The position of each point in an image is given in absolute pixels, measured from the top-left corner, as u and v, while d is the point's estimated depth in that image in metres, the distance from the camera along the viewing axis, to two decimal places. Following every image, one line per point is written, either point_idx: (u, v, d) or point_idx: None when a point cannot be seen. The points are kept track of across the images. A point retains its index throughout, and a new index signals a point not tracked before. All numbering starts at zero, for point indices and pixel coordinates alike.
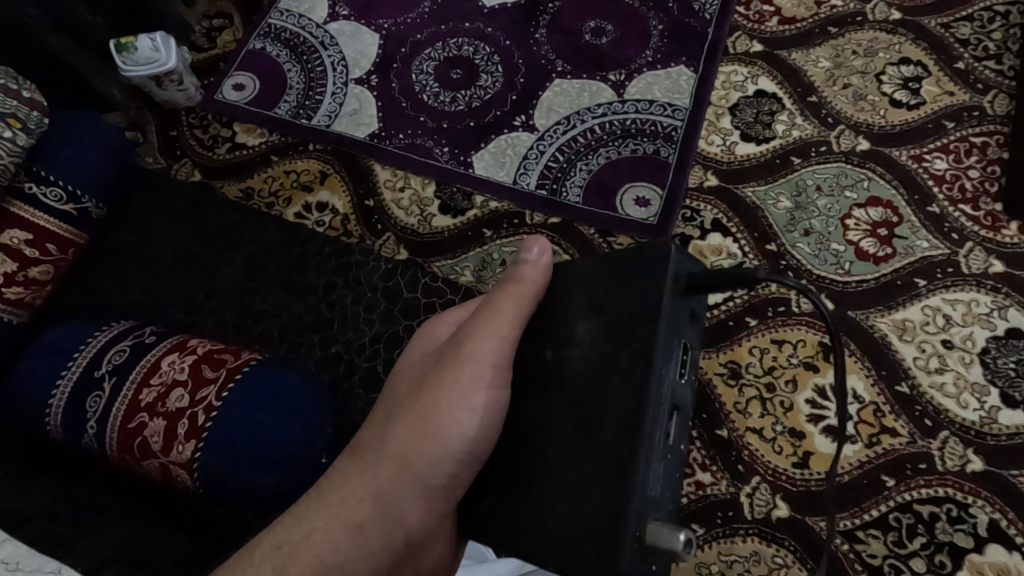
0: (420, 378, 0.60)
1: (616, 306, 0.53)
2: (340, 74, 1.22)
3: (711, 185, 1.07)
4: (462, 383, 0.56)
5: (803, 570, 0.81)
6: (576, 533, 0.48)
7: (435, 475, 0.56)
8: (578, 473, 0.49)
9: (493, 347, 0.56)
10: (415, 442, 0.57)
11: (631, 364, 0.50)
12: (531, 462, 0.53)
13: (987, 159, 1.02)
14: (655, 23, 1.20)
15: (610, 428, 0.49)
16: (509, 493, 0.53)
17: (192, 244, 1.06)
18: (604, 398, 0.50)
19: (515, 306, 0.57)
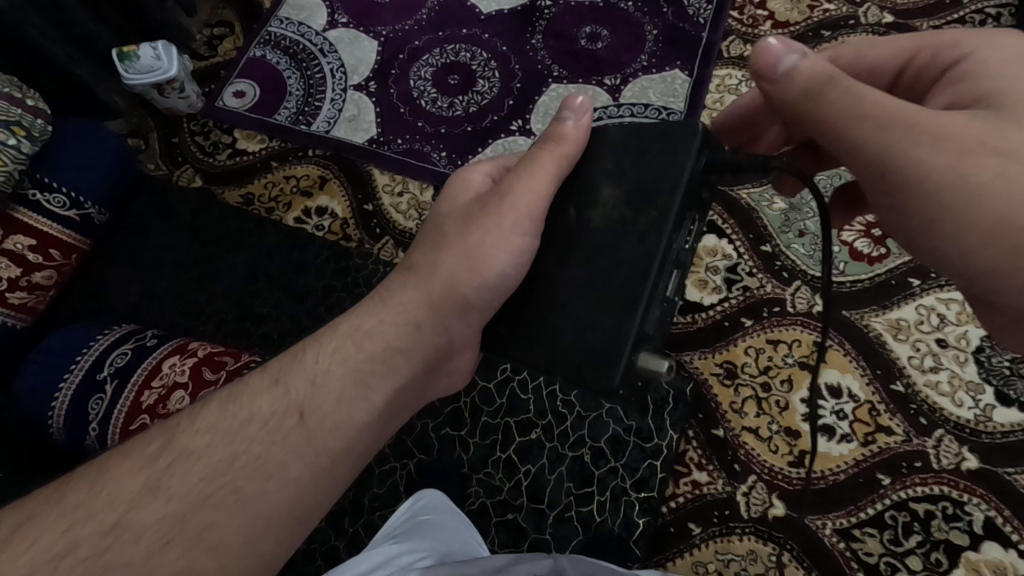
0: (451, 224, 0.59)
1: (642, 171, 0.52)
2: (339, 80, 1.24)
3: None
4: (493, 229, 0.55)
5: (800, 569, 0.82)
6: (576, 362, 0.49)
7: (444, 325, 0.57)
8: (585, 307, 0.50)
9: (523, 199, 0.54)
10: (437, 286, 0.57)
11: (653, 223, 0.50)
12: (538, 299, 0.53)
13: None
14: (650, 27, 1.22)
15: (621, 276, 0.50)
16: (512, 327, 0.54)
17: (193, 249, 1.08)
18: (622, 250, 0.50)
19: (550, 164, 0.54)
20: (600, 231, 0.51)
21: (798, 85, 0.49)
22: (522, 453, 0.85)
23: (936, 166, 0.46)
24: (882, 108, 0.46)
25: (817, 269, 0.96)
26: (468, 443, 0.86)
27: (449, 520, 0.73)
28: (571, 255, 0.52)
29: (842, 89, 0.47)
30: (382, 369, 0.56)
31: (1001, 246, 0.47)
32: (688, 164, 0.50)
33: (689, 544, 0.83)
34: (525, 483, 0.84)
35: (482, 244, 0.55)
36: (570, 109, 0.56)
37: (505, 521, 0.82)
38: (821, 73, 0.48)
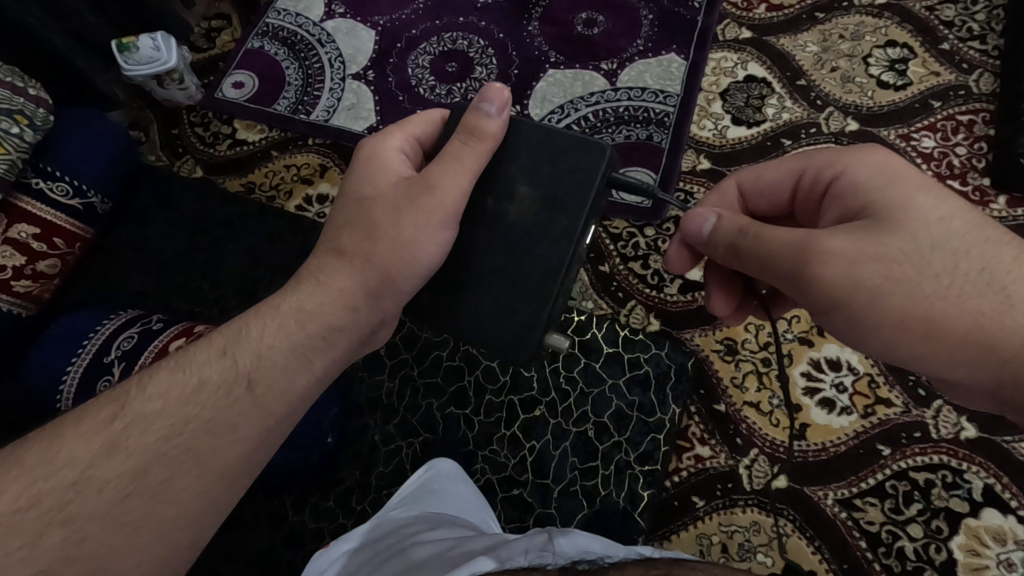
0: (374, 206, 0.59)
1: (555, 180, 0.57)
2: (337, 70, 1.25)
3: (704, 169, 1.09)
4: (421, 220, 0.56)
5: (803, 539, 0.83)
6: (496, 339, 0.57)
7: (375, 305, 0.59)
8: (506, 293, 0.57)
9: (449, 193, 0.56)
10: (366, 272, 0.58)
11: (565, 229, 0.56)
12: (462, 281, 0.59)
13: (974, 136, 1.05)
14: (645, 12, 1.23)
15: (536, 272, 0.56)
16: (441, 303, 0.60)
17: (195, 237, 1.09)
18: (536, 250, 0.57)
19: (474, 160, 0.57)
20: (517, 229, 0.57)
21: (719, 236, 0.54)
22: (527, 430, 0.86)
23: (835, 286, 0.48)
24: (783, 246, 0.50)
25: None
26: (473, 421, 0.87)
27: (462, 489, 0.74)
28: (490, 248, 0.58)
29: (751, 237, 0.52)
30: (322, 344, 0.58)
31: (916, 335, 0.48)
32: (597, 178, 0.56)
33: (692, 517, 0.84)
34: (530, 459, 0.85)
35: (411, 234, 0.57)
36: (491, 103, 0.56)
37: (511, 497, 0.83)
38: (732, 224, 0.53)
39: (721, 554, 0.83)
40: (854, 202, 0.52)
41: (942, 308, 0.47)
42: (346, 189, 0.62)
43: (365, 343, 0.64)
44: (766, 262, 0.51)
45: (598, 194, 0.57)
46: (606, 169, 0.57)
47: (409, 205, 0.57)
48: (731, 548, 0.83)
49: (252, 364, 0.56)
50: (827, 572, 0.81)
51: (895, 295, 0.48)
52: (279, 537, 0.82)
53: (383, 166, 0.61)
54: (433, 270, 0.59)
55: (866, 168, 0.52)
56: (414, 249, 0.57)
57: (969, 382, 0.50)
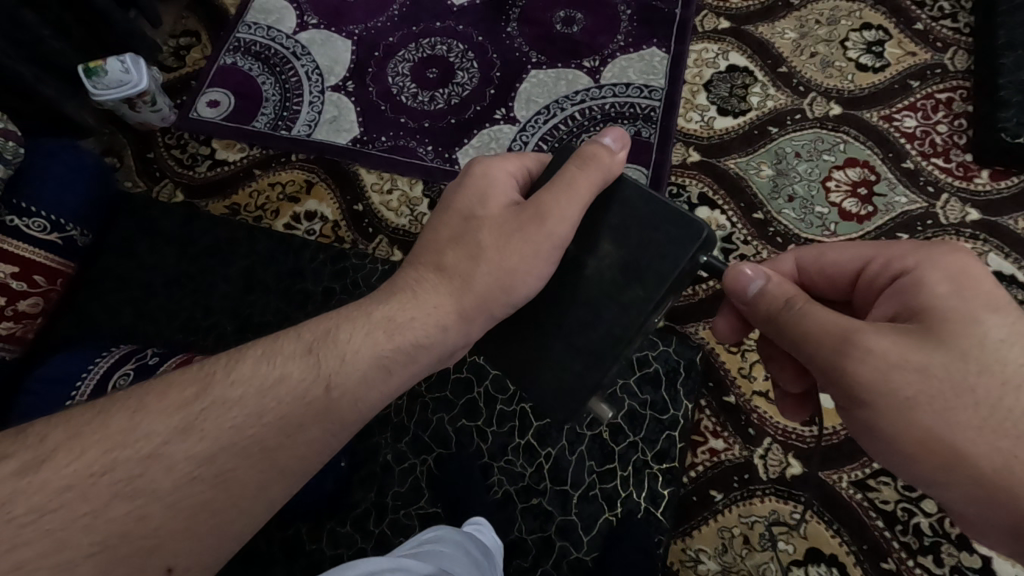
0: (480, 226, 0.56)
1: (640, 246, 0.55)
2: (315, 83, 1.22)
3: (694, 161, 1.09)
4: (529, 249, 0.54)
5: (822, 524, 0.83)
6: (550, 393, 0.56)
7: (465, 331, 0.56)
8: (565, 348, 0.55)
9: (563, 223, 0.53)
10: (463, 295, 0.55)
11: (640, 295, 0.54)
12: (526, 328, 0.57)
13: (953, 113, 1.07)
14: (623, 8, 1.22)
15: (601, 332, 0.54)
16: (503, 344, 0.58)
17: (182, 263, 1.05)
18: (606, 310, 0.55)
19: (587, 190, 0.54)
20: (590, 288, 0.55)
21: (762, 299, 0.53)
22: (541, 437, 0.85)
23: (867, 388, 0.47)
24: (824, 331, 0.48)
25: (810, 232, 1.01)
26: (485, 432, 0.86)
27: (445, 542, 0.68)
28: (555, 297, 0.56)
29: (794, 311, 0.50)
30: (403, 361, 0.55)
31: (938, 458, 0.46)
32: (688, 249, 0.54)
33: (712, 511, 0.85)
34: (547, 466, 0.84)
35: (516, 263, 0.54)
36: (611, 139, 0.55)
37: (531, 506, 0.82)
38: (782, 290, 0.52)
39: (744, 545, 0.83)
40: (911, 301, 0.49)
41: (969, 433, 0.45)
42: (450, 203, 0.59)
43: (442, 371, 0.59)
44: (801, 341, 0.50)
45: (688, 264, 0.54)
46: (696, 247, 0.54)
47: (516, 231, 0.54)
48: (753, 539, 0.83)
49: (337, 367, 0.52)
50: (849, 556, 0.82)
51: (929, 405, 0.46)
52: (298, 568, 0.80)
53: (494, 182, 0.58)
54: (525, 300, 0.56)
55: (938, 272, 0.48)
56: (517, 278, 0.54)
57: (985, 524, 0.47)
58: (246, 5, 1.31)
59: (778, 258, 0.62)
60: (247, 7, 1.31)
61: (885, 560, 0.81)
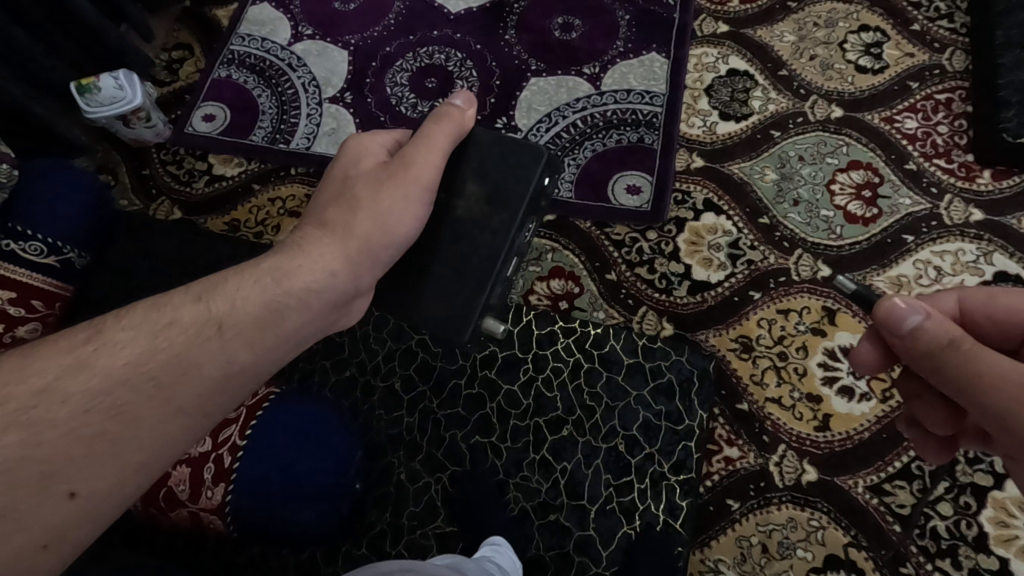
0: (356, 181, 0.60)
1: (500, 178, 0.62)
2: (312, 95, 1.20)
3: (698, 167, 1.09)
4: (399, 194, 0.59)
5: (839, 530, 0.83)
6: (445, 318, 0.60)
7: (354, 275, 0.57)
8: (452, 276, 0.61)
9: (430, 166, 0.59)
10: (345, 239, 0.57)
11: (503, 221, 0.61)
12: (415, 265, 0.62)
13: (953, 114, 1.07)
14: (621, 13, 1.22)
15: (474, 257, 0.60)
16: (399, 285, 0.62)
17: (183, 283, 1.03)
18: (478, 237, 0.61)
19: (444, 139, 0.60)
20: (461, 221, 0.61)
21: (922, 336, 0.51)
22: (556, 451, 0.85)
23: None
24: (1010, 372, 0.47)
25: (816, 235, 1.01)
26: (500, 448, 0.85)
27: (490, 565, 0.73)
28: (434, 237, 0.62)
29: (960, 352, 0.49)
30: (296, 304, 0.54)
31: None
32: (535, 172, 0.61)
33: (729, 520, 0.84)
34: (563, 481, 0.83)
35: (390, 206, 0.58)
36: (459, 99, 0.61)
37: (548, 522, 0.81)
38: (947, 330, 0.50)
39: (762, 554, 0.83)
40: None
41: None
42: (332, 172, 0.63)
43: (340, 320, 0.61)
44: (986, 380, 0.47)
45: (536, 184, 0.62)
46: (540, 169, 0.62)
47: (386, 180, 0.59)
48: (771, 548, 0.83)
49: None
50: (867, 561, 0.82)
51: None
52: None
53: (367, 151, 0.63)
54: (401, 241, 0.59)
55: None
56: (394, 217, 0.58)
57: None
58: (239, 17, 1.30)
59: (940, 296, 0.64)
60: (240, 19, 1.29)
61: (903, 565, 0.81)
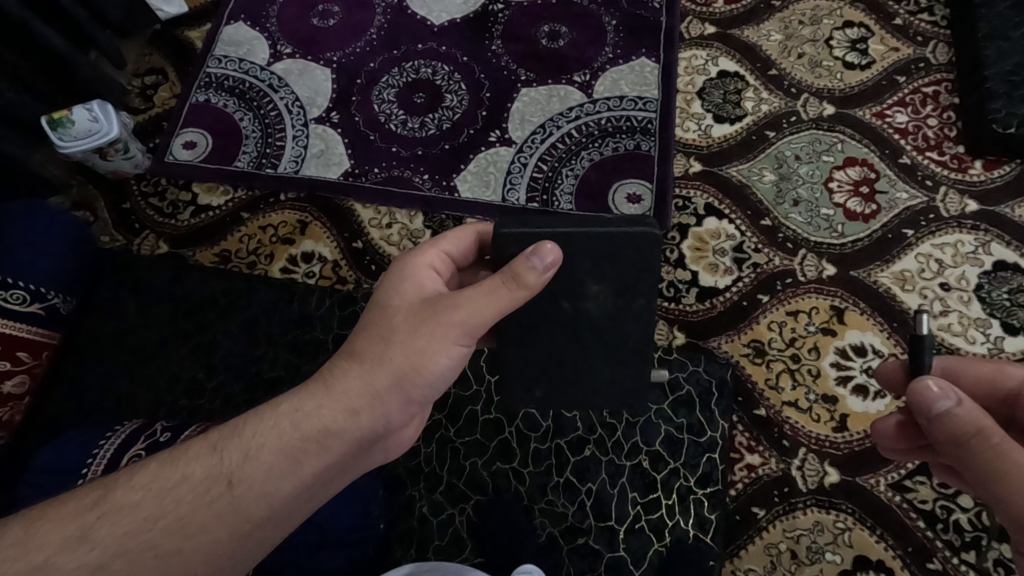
0: (396, 315, 0.58)
1: (619, 271, 0.59)
2: (297, 116, 1.17)
3: (696, 171, 1.08)
4: (438, 339, 0.56)
5: (866, 530, 0.83)
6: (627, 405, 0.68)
7: (380, 413, 0.56)
8: (613, 369, 0.66)
9: (478, 314, 0.56)
10: (373, 377, 0.56)
11: (642, 309, 0.61)
12: (564, 368, 0.66)
13: (941, 106, 1.09)
14: (608, 19, 1.21)
15: (627, 344, 0.64)
16: (564, 387, 0.67)
17: (177, 322, 0.99)
18: (624, 329, 0.63)
19: (501, 297, 0.55)
20: (600, 318, 0.62)
21: (950, 422, 0.49)
22: (580, 473, 0.84)
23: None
24: None
25: (818, 234, 1.02)
26: (522, 474, 0.84)
27: None
28: (585, 341, 0.64)
29: (993, 448, 0.47)
30: (316, 449, 0.54)
31: None
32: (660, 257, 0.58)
33: (757, 529, 0.84)
34: (589, 503, 0.82)
35: (427, 348, 0.56)
36: (542, 259, 0.55)
37: (577, 547, 0.80)
38: (980, 419, 0.48)
39: (792, 560, 0.83)
40: None
41: None
42: (374, 296, 0.61)
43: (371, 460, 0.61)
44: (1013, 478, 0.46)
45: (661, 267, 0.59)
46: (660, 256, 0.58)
47: (426, 321, 0.57)
48: (801, 554, 0.83)
49: None
50: (895, 560, 0.82)
51: None
52: None
53: (415, 279, 0.60)
54: (433, 383, 0.58)
55: None
56: (433, 362, 0.57)
57: None
58: (213, 38, 1.25)
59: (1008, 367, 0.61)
60: (214, 40, 1.25)
61: (932, 561, 0.81)
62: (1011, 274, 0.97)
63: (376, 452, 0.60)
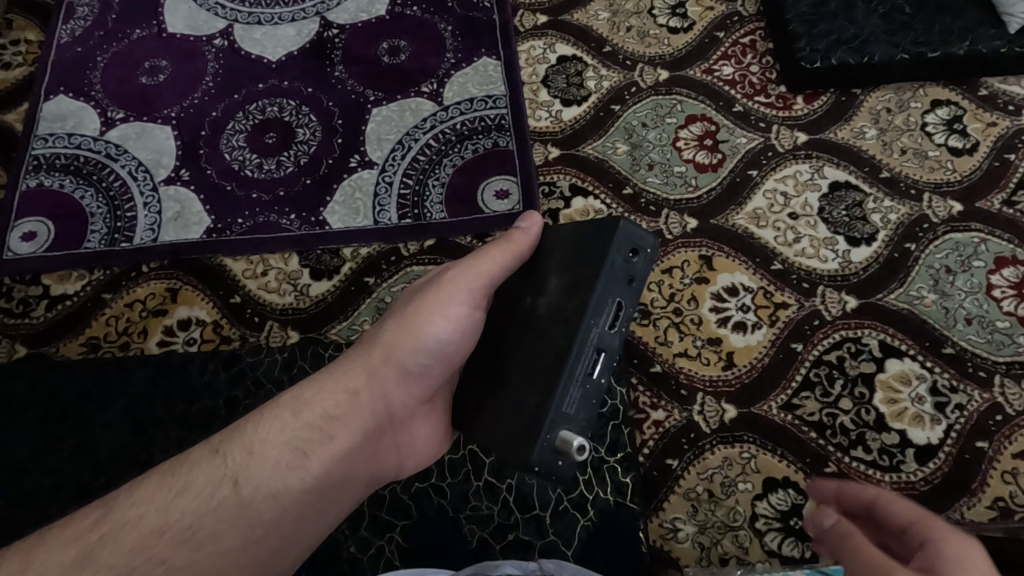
0: (410, 296, 0.74)
1: (577, 266, 0.61)
2: (143, 182, 1.12)
3: (555, 157, 1.12)
4: (432, 305, 0.69)
5: (769, 454, 0.90)
6: (515, 432, 0.59)
7: (381, 389, 0.69)
8: (527, 388, 0.60)
9: (472, 275, 0.68)
10: (370, 356, 0.70)
11: (576, 310, 0.59)
12: (495, 366, 0.67)
13: (759, 53, 1.19)
14: (443, 25, 1.23)
15: (549, 357, 0.59)
16: (490, 390, 0.66)
17: (50, 425, 0.92)
18: (550, 341, 0.60)
19: (501, 258, 0.68)
20: (542, 321, 0.62)
21: (833, 530, 0.62)
22: (497, 472, 0.85)
23: None
24: (872, 566, 0.54)
25: (676, 192, 1.08)
26: (442, 487, 0.84)
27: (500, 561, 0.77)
28: (523, 345, 0.64)
29: (849, 544, 0.58)
30: (318, 438, 0.66)
31: None
32: (617, 243, 0.58)
33: (674, 479, 0.89)
34: (512, 498, 0.84)
35: (424, 315, 0.69)
36: (525, 219, 0.69)
37: (508, 543, 0.82)
38: (851, 528, 0.60)
39: (710, 499, 0.88)
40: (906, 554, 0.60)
41: None
42: (401, 297, 0.77)
43: (380, 456, 0.72)
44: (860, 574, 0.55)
45: (617, 258, 0.58)
46: (622, 245, 0.58)
47: (424, 293, 0.71)
48: (717, 492, 0.88)
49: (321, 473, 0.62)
50: (798, 473, 0.89)
51: None
52: None
53: (433, 273, 0.77)
54: (440, 349, 0.69)
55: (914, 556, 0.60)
56: (435, 325, 0.68)
57: None
58: (33, 117, 1.17)
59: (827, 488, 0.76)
60: (36, 118, 1.17)
61: (828, 465, 0.89)
62: (846, 192, 1.06)
63: (383, 446, 0.72)
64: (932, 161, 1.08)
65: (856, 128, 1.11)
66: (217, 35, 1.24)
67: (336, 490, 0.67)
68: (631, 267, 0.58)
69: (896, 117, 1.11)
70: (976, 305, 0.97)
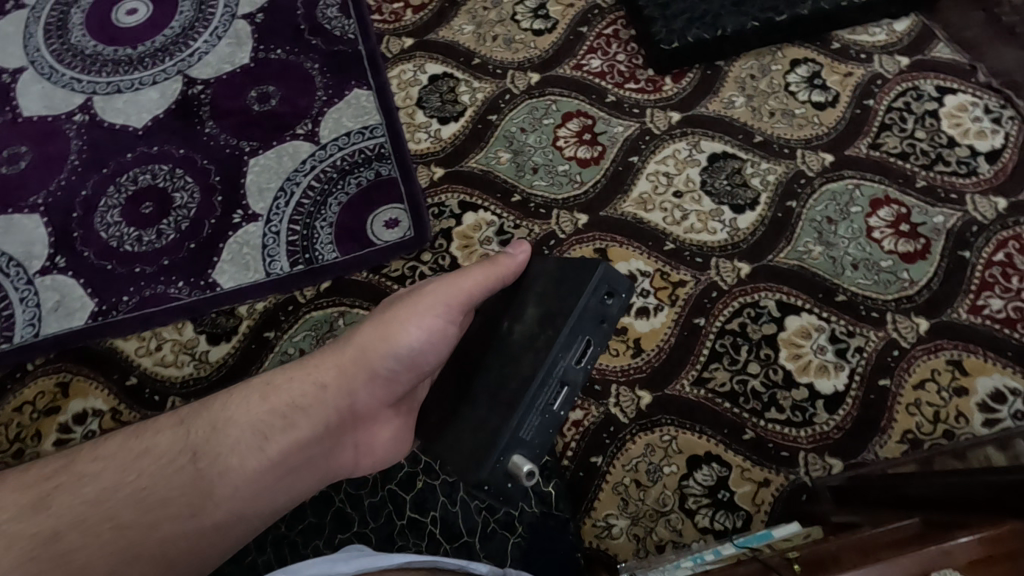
0: (394, 300, 0.71)
1: (553, 300, 0.60)
2: (17, 276, 1.06)
3: (440, 176, 1.12)
4: (411, 310, 0.66)
5: (689, 432, 0.91)
6: (468, 451, 0.57)
7: (348, 391, 0.67)
8: (487, 411, 0.59)
9: (456, 288, 0.66)
10: (343, 354, 0.66)
11: (546, 343, 0.58)
12: (462, 377, 0.65)
13: (623, 41, 1.21)
14: (309, 64, 1.21)
15: (513, 385, 0.58)
16: (451, 399, 0.64)
17: None
18: (514, 370, 0.59)
19: (483, 279, 0.66)
20: (512, 346, 0.61)
21: None
22: (421, 506, 0.84)
23: None
24: None
25: (564, 191, 1.09)
26: (366, 534, 0.82)
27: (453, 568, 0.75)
28: (490, 366, 0.62)
29: None
30: (281, 425, 0.64)
31: None
32: (596, 282, 0.58)
33: (600, 476, 0.90)
34: (438, 529, 0.82)
35: (400, 321, 0.66)
36: (515, 248, 0.69)
37: None
38: None
39: (638, 489, 0.89)
40: None
41: None
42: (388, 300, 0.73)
43: (339, 456, 0.69)
44: None
45: (592, 299, 0.58)
46: (599, 285, 0.58)
47: (407, 298, 0.68)
48: (644, 480, 0.89)
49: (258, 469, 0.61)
50: (719, 445, 0.90)
51: None
52: None
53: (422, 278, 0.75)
54: (411, 358, 0.66)
55: None
56: (410, 333, 0.65)
57: None
58: None
59: None
60: None
61: (745, 432, 0.90)
62: (724, 162, 1.09)
63: (342, 448, 0.69)
64: (800, 119, 1.11)
65: (725, 99, 1.14)
66: (76, 111, 1.20)
67: (287, 481, 0.64)
68: (605, 310, 0.58)
69: (760, 82, 1.15)
70: (859, 249, 1.01)
